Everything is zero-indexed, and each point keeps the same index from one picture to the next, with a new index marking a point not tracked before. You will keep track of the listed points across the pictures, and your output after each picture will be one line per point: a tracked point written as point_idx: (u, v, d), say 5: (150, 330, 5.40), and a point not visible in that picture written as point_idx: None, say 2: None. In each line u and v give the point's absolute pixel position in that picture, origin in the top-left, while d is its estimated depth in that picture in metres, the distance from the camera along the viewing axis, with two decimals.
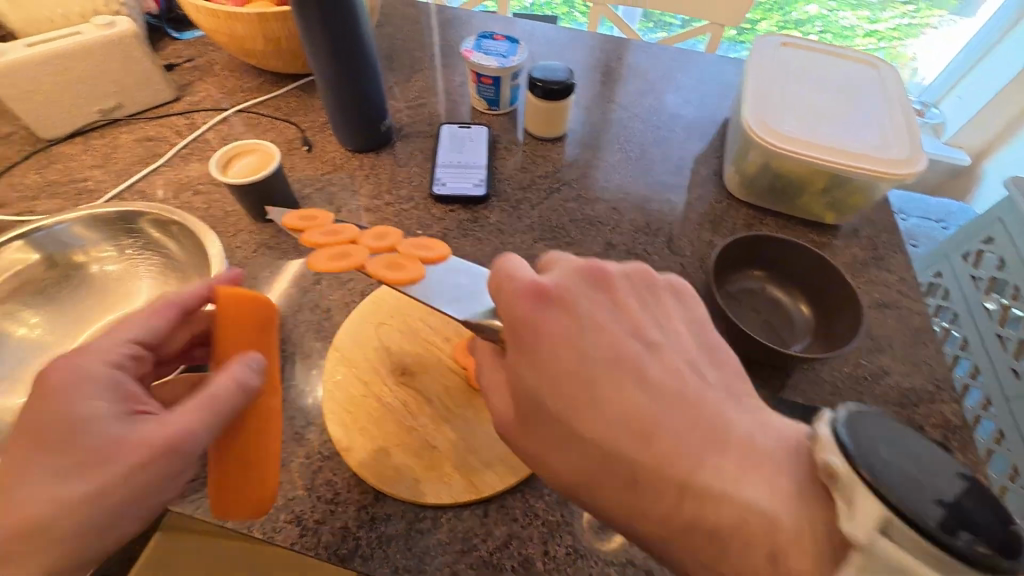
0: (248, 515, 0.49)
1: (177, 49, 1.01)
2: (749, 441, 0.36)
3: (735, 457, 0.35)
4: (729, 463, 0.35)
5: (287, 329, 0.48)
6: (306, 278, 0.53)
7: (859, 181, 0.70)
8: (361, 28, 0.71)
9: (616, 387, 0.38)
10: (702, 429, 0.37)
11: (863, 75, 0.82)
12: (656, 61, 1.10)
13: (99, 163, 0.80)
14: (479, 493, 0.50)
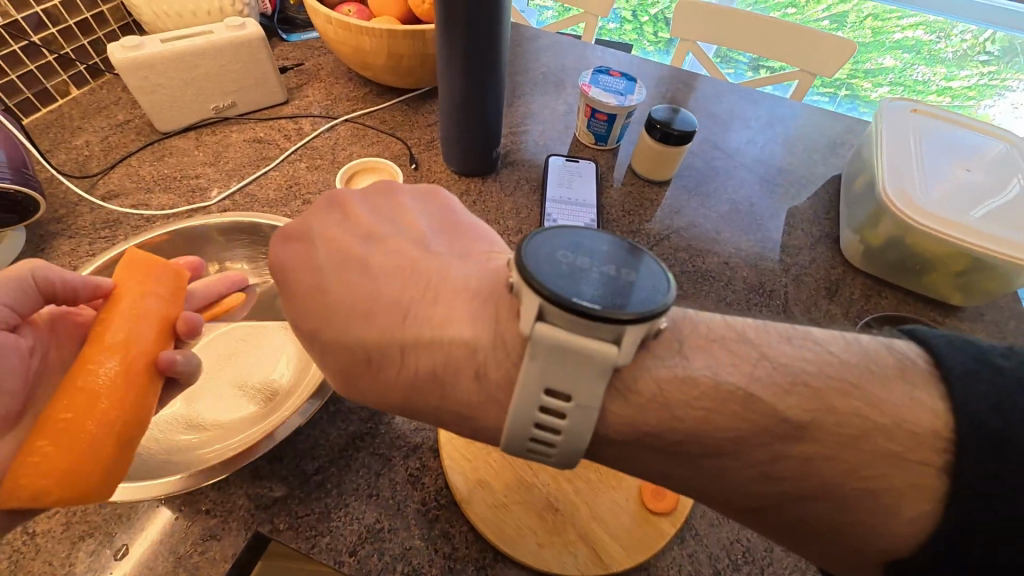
0: (365, 563, 0.47)
1: (286, 51, 1.01)
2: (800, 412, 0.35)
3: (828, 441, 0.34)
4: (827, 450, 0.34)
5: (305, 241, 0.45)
6: (329, 200, 0.50)
7: (1002, 268, 0.66)
8: (500, 58, 0.71)
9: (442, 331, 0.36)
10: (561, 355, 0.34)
11: (1003, 153, 0.77)
12: (760, 109, 1.07)
13: (211, 161, 0.80)
14: (606, 569, 0.47)
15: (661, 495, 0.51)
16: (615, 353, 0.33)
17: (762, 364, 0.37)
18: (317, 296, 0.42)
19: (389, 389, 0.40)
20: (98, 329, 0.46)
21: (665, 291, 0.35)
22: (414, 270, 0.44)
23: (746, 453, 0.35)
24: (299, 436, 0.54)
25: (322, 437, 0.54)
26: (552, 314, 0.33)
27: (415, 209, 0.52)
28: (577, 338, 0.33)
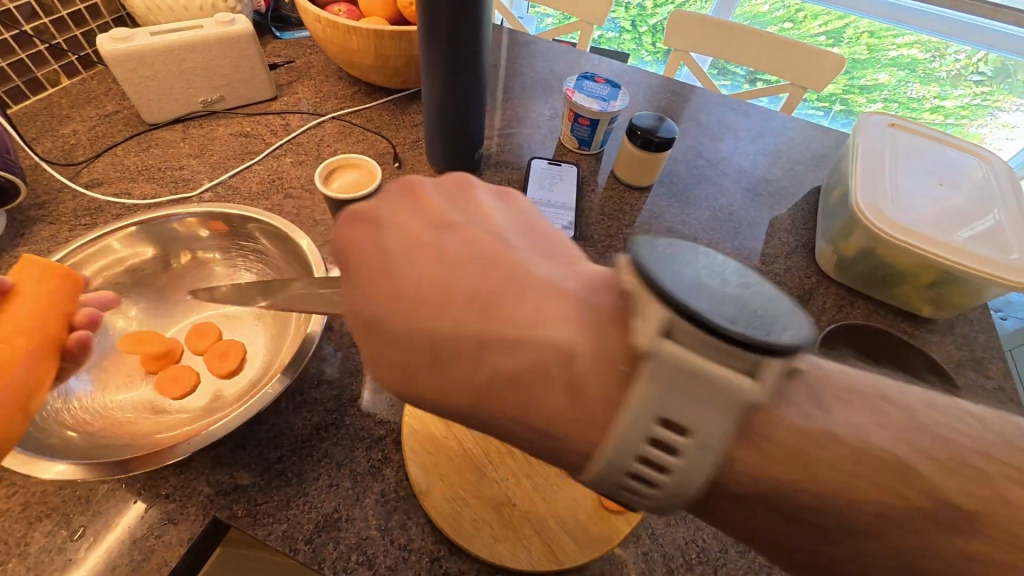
0: (319, 551, 0.47)
1: (278, 49, 1.03)
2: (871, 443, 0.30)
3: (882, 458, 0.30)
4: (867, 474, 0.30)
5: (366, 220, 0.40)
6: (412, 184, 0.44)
7: (971, 281, 0.67)
8: (481, 58, 0.72)
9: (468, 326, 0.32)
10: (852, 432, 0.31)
11: (976, 168, 0.79)
12: (745, 120, 1.08)
13: (196, 153, 0.81)
14: (558, 564, 0.48)
15: None
16: (751, 387, 0.27)
17: (903, 417, 0.32)
18: (405, 288, 0.36)
19: (456, 391, 0.34)
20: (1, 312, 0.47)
21: (802, 330, 0.29)
22: (496, 261, 0.38)
23: (845, 496, 0.30)
24: (264, 425, 0.54)
25: (286, 428, 0.54)
26: (683, 331, 0.28)
27: (491, 206, 0.45)
28: (710, 363, 0.27)
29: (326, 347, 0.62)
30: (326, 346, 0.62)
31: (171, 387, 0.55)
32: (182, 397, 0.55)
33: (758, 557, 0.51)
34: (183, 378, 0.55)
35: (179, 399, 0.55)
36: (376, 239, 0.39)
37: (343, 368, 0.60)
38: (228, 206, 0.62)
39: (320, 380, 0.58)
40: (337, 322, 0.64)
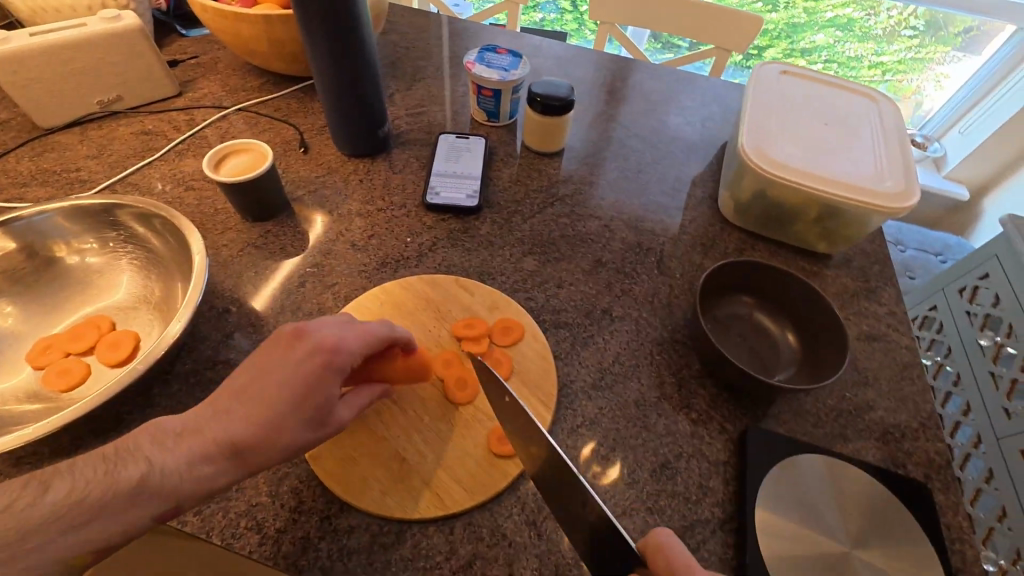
0: (208, 521, 0.48)
1: (183, 46, 1.02)
2: None
3: None
4: None
5: (321, 352, 0.45)
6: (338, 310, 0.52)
7: (851, 212, 0.70)
8: (364, 36, 0.71)
9: None
10: None
11: (861, 107, 0.82)
12: (659, 82, 1.10)
13: (94, 154, 0.80)
14: (445, 509, 0.49)
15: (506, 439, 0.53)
16: None
17: None
18: (248, 383, 0.45)
19: None
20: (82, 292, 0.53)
21: None
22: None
23: None
24: (156, 408, 0.55)
25: (179, 408, 0.55)
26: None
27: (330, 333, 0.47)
28: None
29: (223, 329, 0.62)
30: (223, 329, 0.62)
31: (57, 381, 0.54)
32: (69, 389, 0.54)
33: (645, 486, 0.54)
34: (69, 371, 0.55)
35: (65, 392, 0.54)
36: (279, 358, 0.46)
37: (240, 348, 0.61)
38: (91, 195, 0.62)
39: (216, 361, 0.59)
40: (236, 305, 0.65)
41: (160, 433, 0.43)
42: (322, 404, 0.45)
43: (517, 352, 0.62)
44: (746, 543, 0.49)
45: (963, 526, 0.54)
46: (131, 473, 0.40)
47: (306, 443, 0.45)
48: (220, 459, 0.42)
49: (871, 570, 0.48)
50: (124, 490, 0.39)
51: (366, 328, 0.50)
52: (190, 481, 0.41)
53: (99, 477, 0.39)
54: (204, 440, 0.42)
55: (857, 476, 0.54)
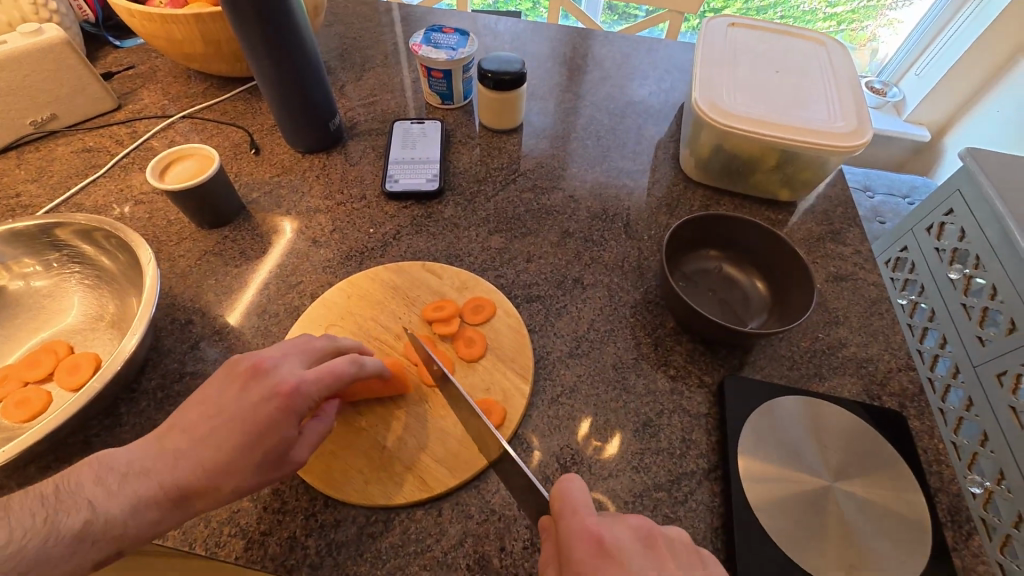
0: (190, 532, 0.47)
1: (118, 57, 0.97)
2: None
3: None
4: None
5: (278, 396, 0.44)
6: (303, 342, 0.50)
7: (809, 156, 0.70)
8: (298, 25, 0.68)
9: (607, 563, 0.36)
10: None
11: (810, 52, 0.82)
12: (613, 49, 1.09)
13: (33, 178, 0.77)
14: (431, 491, 0.49)
15: (486, 415, 0.54)
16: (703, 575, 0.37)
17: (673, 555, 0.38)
18: (202, 423, 0.44)
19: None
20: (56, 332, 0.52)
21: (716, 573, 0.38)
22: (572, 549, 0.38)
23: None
24: (124, 427, 0.53)
25: (148, 424, 0.53)
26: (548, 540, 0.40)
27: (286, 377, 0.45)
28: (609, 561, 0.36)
29: (188, 340, 0.60)
30: (187, 340, 0.60)
31: (17, 411, 0.52)
32: (32, 418, 0.52)
33: (629, 447, 0.54)
34: (29, 400, 0.53)
35: (28, 421, 0.52)
36: (236, 399, 0.44)
37: (207, 357, 0.59)
38: (25, 218, 0.59)
39: (183, 373, 0.57)
40: (199, 314, 0.63)
41: (105, 470, 0.42)
42: (276, 447, 0.43)
43: (490, 329, 0.61)
44: (731, 488, 0.50)
45: (939, 448, 0.56)
46: (71, 521, 0.38)
47: (259, 485, 0.43)
48: (165, 504, 0.41)
49: (854, 500, 0.49)
50: (64, 537, 0.38)
51: (329, 368, 0.47)
52: (136, 523, 0.40)
53: (37, 525, 0.38)
54: (151, 483, 0.41)
55: (833, 412, 0.55)
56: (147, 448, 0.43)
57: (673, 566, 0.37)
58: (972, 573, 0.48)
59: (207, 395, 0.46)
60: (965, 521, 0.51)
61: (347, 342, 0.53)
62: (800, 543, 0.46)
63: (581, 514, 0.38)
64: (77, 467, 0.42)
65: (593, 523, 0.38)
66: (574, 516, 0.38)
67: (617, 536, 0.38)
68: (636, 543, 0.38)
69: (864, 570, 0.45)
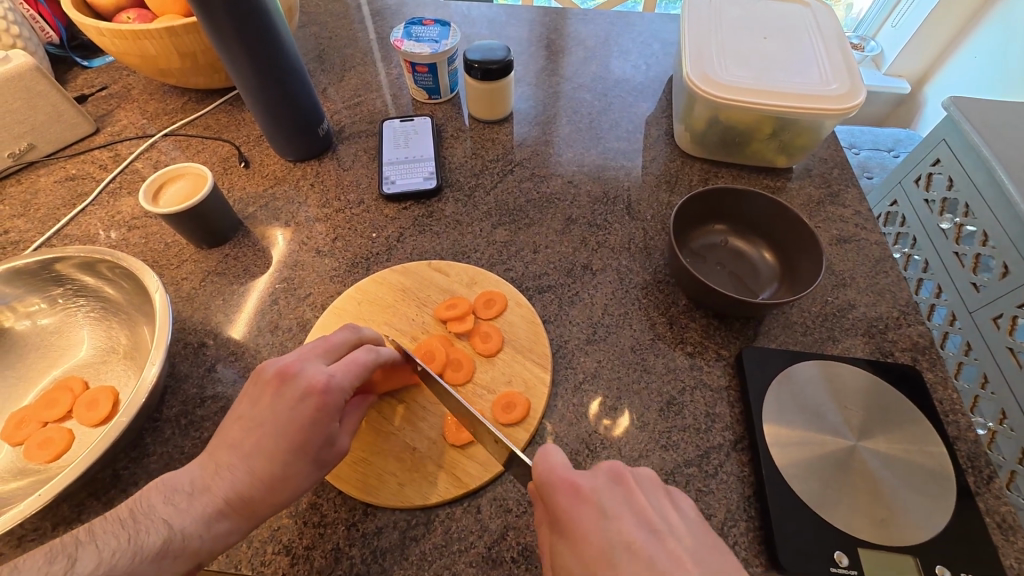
0: (234, 555, 0.47)
1: (88, 79, 0.94)
2: (665, 534, 0.38)
3: (654, 553, 0.36)
4: (653, 558, 0.36)
5: (313, 395, 0.44)
6: (323, 340, 0.50)
7: (806, 121, 0.71)
8: (275, 25, 0.66)
9: (580, 504, 0.39)
10: (628, 533, 0.37)
11: (795, 15, 0.81)
12: (594, 26, 1.07)
13: (19, 213, 0.75)
14: (465, 487, 0.50)
15: (511, 408, 0.55)
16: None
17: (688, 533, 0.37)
18: (243, 435, 0.44)
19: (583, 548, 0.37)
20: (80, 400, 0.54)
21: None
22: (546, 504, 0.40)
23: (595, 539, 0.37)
24: (152, 457, 0.53)
25: (176, 451, 0.53)
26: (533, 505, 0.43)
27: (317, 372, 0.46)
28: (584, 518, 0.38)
29: (203, 363, 0.60)
30: (203, 363, 0.60)
31: (41, 452, 0.51)
32: (57, 457, 0.52)
33: (656, 426, 0.55)
34: (51, 440, 0.52)
35: (54, 461, 0.52)
36: (271, 406, 0.44)
37: (225, 378, 0.59)
38: (22, 255, 0.58)
39: (204, 397, 0.57)
40: (211, 336, 0.62)
41: (171, 491, 0.41)
42: (322, 446, 0.44)
43: (504, 321, 0.62)
44: (760, 458, 0.51)
45: (954, 398, 0.57)
46: (153, 538, 0.37)
47: (311, 484, 0.44)
48: (232, 515, 0.41)
49: (881, 457, 0.50)
50: (149, 555, 0.37)
51: (354, 359, 0.48)
52: (210, 537, 0.40)
53: (123, 544, 0.36)
54: (214, 499, 0.41)
55: (852, 373, 0.57)
56: (201, 466, 0.43)
57: (642, 497, 0.40)
58: (996, 514, 0.49)
59: (241, 409, 0.46)
60: (985, 465, 0.52)
61: (369, 334, 0.53)
62: (829, 502, 0.48)
63: (561, 483, 0.40)
64: (145, 490, 0.41)
65: (567, 473, 0.40)
66: (554, 484, 0.40)
67: (589, 479, 0.40)
68: (608, 484, 0.41)
69: (893, 522, 0.46)
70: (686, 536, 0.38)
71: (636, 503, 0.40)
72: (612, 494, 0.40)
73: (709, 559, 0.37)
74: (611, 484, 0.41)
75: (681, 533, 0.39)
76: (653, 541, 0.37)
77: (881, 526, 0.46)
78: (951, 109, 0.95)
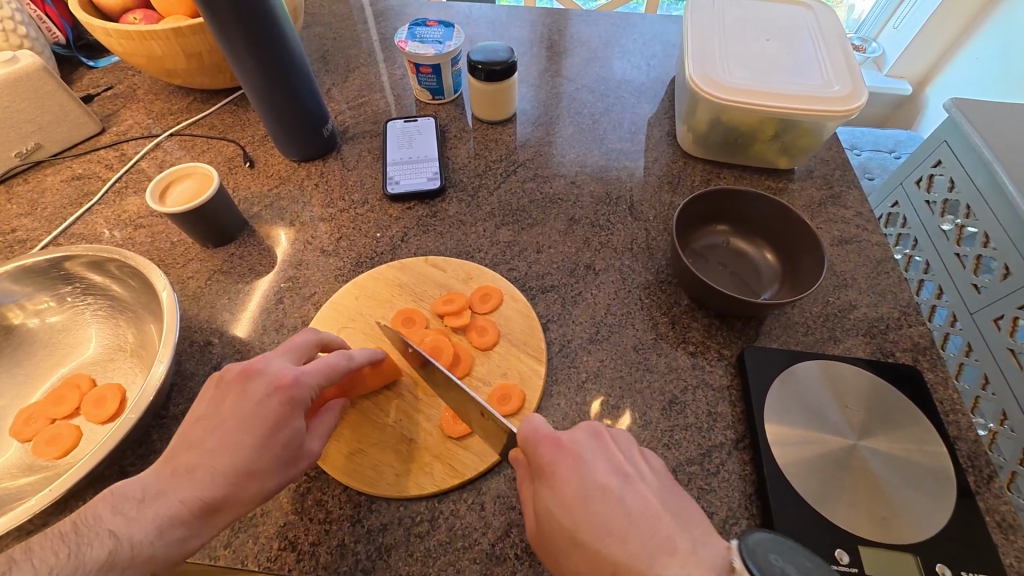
0: (240, 550, 0.47)
1: (94, 79, 0.95)
2: (637, 481, 0.41)
3: (626, 498, 0.39)
4: (626, 502, 0.39)
5: (280, 391, 0.45)
6: (287, 342, 0.51)
7: (807, 123, 0.71)
8: (282, 27, 0.66)
9: (562, 456, 0.41)
10: (603, 479, 0.40)
11: (797, 17, 0.82)
12: (596, 27, 1.08)
13: (26, 211, 0.76)
14: (464, 477, 0.51)
15: (506, 400, 0.55)
16: None
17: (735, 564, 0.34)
18: (206, 435, 0.44)
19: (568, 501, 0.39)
20: (88, 401, 0.55)
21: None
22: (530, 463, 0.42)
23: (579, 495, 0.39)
24: (159, 453, 0.53)
25: None
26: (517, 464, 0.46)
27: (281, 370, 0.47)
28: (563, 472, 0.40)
29: (209, 362, 0.60)
30: (209, 361, 0.60)
31: (49, 448, 0.52)
32: (65, 453, 0.52)
33: (659, 425, 0.56)
34: (59, 436, 0.53)
35: (62, 457, 0.52)
36: (235, 403, 0.45)
37: None
38: (32, 254, 0.58)
39: None
40: (216, 335, 0.63)
41: (121, 500, 0.40)
42: (290, 439, 0.44)
43: (501, 316, 0.62)
44: (761, 455, 0.51)
45: (955, 398, 0.57)
46: (96, 552, 0.37)
47: (283, 482, 0.44)
48: (190, 519, 0.40)
49: (880, 455, 0.51)
50: (91, 569, 0.36)
51: (323, 359, 0.49)
52: (163, 543, 0.39)
53: (63, 560, 0.36)
54: (167, 504, 0.40)
55: (850, 372, 0.57)
56: (155, 472, 0.42)
57: (618, 451, 0.43)
58: (995, 514, 0.50)
59: (201, 410, 0.46)
60: (985, 465, 0.53)
61: (331, 337, 0.54)
62: (831, 499, 0.48)
63: (545, 440, 0.42)
64: (93, 502, 0.40)
65: (550, 431, 0.43)
66: (539, 442, 0.42)
67: (570, 435, 0.43)
68: (587, 439, 0.43)
69: (894, 521, 0.47)
70: (656, 482, 0.42)
71: (611, 456, 0.43)
72: (593, 448, 0.43)
73: (673, 502, 0.40)
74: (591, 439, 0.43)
75: (652, 481, 0.42)
76: (626, 487, 0.40)
77: (880, 524, 0.47)
78: (952, 111, 0.95)
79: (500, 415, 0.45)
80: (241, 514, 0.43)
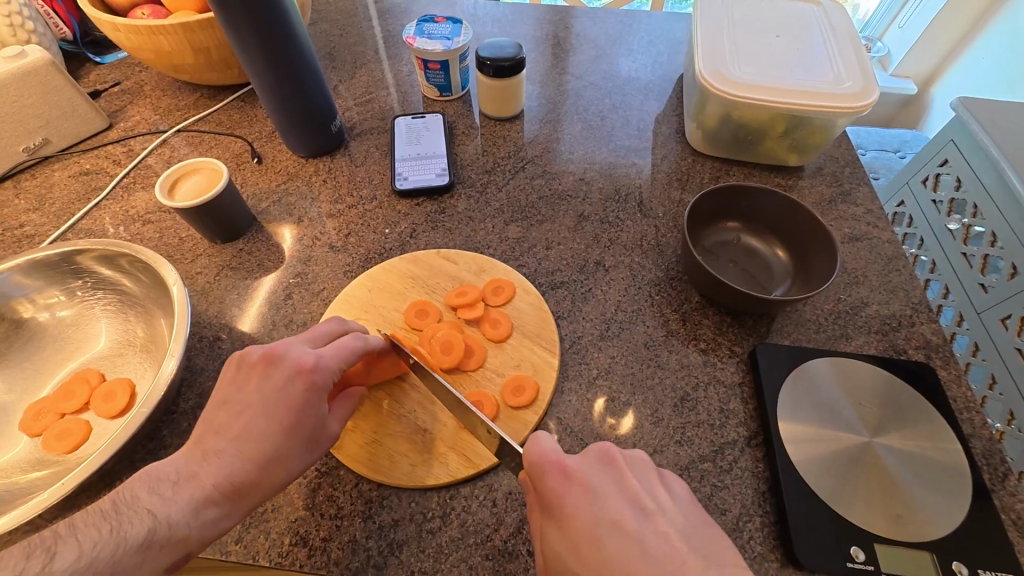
0: (251, 546, 0.47)
1: (100, 75, 0.94)
2: (655, 513, 0.39)
3: (641, 532, 0.37)
4: (641, 537, 0.37)
5: (302, 374, 0.45)
6: (310, 329, 0.51)
7: (818, 119, 0.71)
8: (293, 22, 0.66)
9: (571, 486, 0.39)
10: (617, 513, 0.38)
11: (807, 14, 0.81)
12: (603, 24, 1.08)
13: (35, 206, 0.75)
14: (476, 468, 0.50)
15: (520, 391, 0.55)
16: None
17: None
18: (231, 419, 0.44)
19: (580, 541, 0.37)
20: (98, 396, 0.55)
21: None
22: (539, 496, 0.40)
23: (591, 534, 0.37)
24: (170, 448, 0.53)
25: None
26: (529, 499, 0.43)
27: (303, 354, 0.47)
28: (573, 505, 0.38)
29: (219, 358, 0.60)
30: (218, 357, 0.60)
31: (60, 443, 0.52)
32: (75, 448, 0.52)
33: (671, 422, 0.55)
34: (70, 431, 0.53)
35: (73, 452, 0.52)
36: (258, 388, 0.45)
37: None
38: (43, 248, 0.58)
39: None
40: (225, 330, 0.63)
41: (155, 480, 0.41)
42: (312, 422, 0.44)
43: (514, 310, 0.62)
44: (775, 452, 0.51)
45: (968, 396, 0.57)
46: (136, 529, 0.37)
47: (307, 464, 0.44)
48: (221, 500, 0.40)
49: (895, 452, 0.50)
50: (133, 546, 0.36)
51: (342, 343, 0.48)
52: (199, 523, 0.39)
53: (104, 536, 0.36)
54: (201, 485, 0.40)
55: (863, 368, 0.57)
56: (186, 455, 0.42)
57: (633, 479, 0.41)
58: (1011, 512, 0.49)
59: (224, 394, 0.46)
60: (1000, 463, 0.52)
61: (355, 325, 0.54)
62: (845, 498, 0.48)
63: (552, 467, 0.40)
64: (128, 482, 0.40)
65: (559, 458, 0.41)
66: (545, 469, 0.40)
67: (579, 461, 0.41)
68: (598, 465, 0.42)
69: (909, 518, 0.46)
70: (676, 515, 0.39)
71: (626, 485, 0.40)
72: (605, 478, 0.41)
73: (696, 538, 0.38)
74: (602, 468, 0.41)
75: (672, 513, 0.39)
76: (641, 520, 0.38)
77: (895, 521, 0.46)
78: (959, 110, 0.95)
79: (508, 437, 0.44)
80: (265, 498, 0.43)
